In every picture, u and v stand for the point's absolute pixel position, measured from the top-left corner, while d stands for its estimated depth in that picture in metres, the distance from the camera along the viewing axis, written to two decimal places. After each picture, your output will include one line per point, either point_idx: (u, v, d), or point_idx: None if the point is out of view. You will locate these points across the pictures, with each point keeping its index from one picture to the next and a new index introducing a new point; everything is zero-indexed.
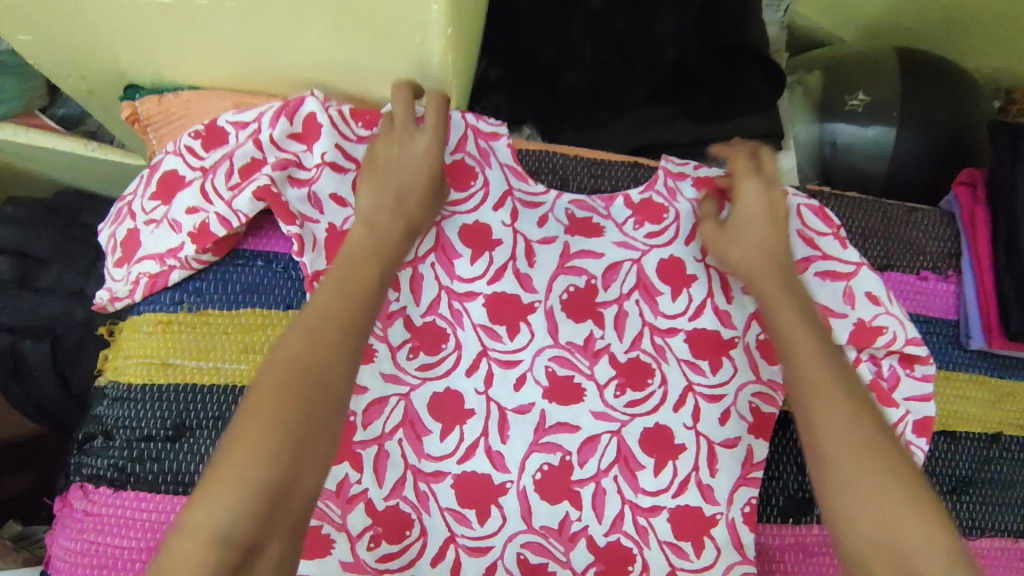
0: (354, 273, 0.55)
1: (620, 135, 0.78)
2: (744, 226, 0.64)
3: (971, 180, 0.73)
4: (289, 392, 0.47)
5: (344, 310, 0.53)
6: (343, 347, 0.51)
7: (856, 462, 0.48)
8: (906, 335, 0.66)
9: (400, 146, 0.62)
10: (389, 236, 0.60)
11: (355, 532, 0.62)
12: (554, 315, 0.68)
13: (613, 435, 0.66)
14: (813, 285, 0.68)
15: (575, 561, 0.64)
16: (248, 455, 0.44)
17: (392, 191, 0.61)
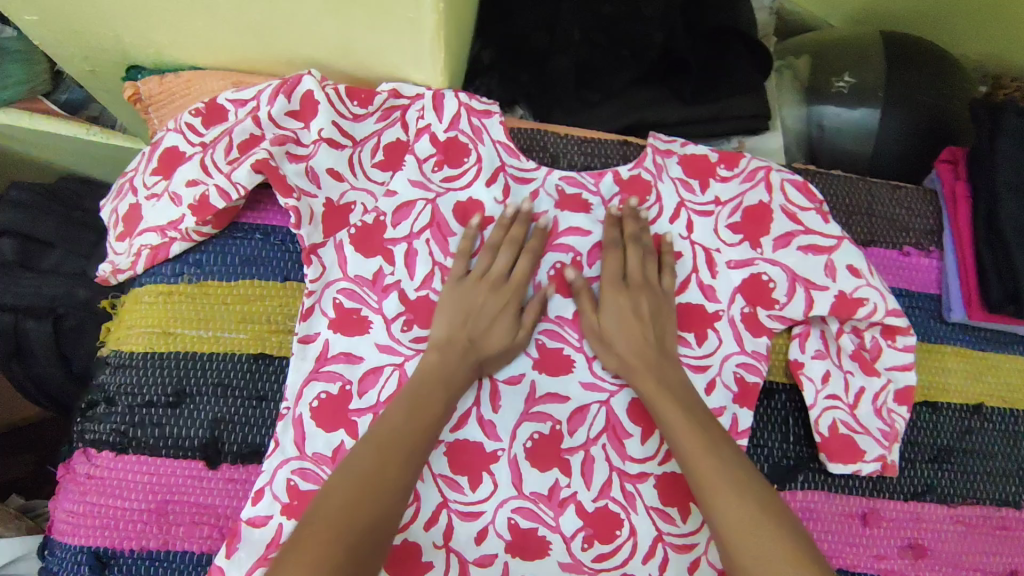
0: (422, 402, 0.60)
1: (609, 117, 0.79)
2: (614, 324, 0.67)
3: (953, 158, 0.75)
4: (357, 500, 0.52)
5: (410, 436, 0.58)
6: (402, 466, 0.56)
7: (743, 537, 0.53)
8: (886, 307, 0.68)
9: (489, 292, 0.67)
10: (458, 371, 0.63)
11: None
12: (544, 289, 0.70)
13: (602, 405, 0.68)
14: (795, 259, 0.70)
15: (564, 526, 0.64)
16: (321, 546, 0.48)
17: (467, 329, 0.65)
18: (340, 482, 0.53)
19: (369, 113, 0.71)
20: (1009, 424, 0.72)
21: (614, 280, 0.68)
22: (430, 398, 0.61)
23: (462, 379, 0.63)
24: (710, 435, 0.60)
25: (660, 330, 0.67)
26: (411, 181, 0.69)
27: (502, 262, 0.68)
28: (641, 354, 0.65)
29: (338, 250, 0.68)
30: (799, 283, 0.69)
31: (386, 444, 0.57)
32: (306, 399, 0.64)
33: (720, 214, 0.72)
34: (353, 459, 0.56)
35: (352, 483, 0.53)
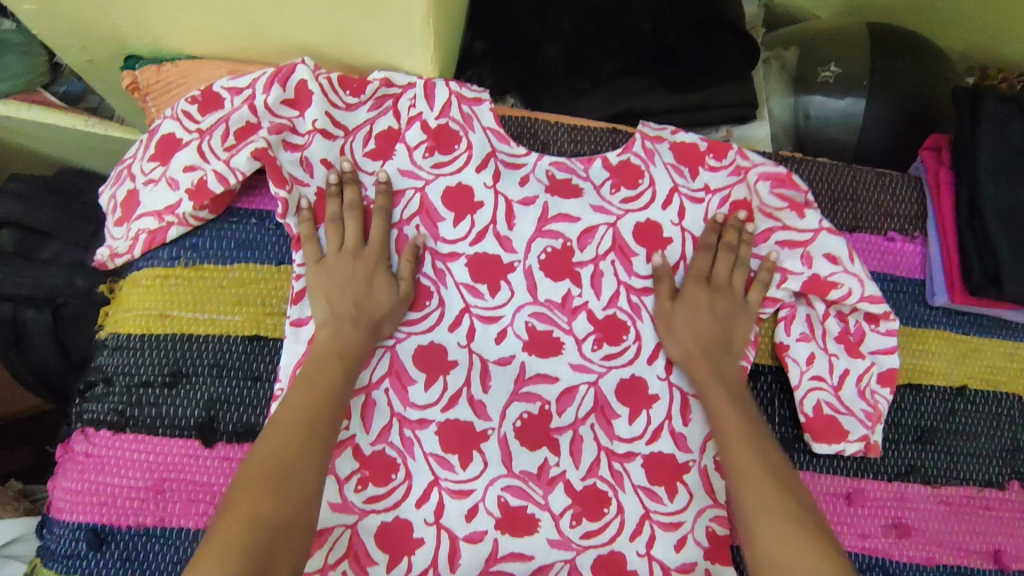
0: (318, 378, 0.60)
1: (599, 105, 0.82)
2: (686, 316, 0.69)
3: (936, 145, 0.77)
4: (266, 481, 0.52)
5: (308, 418, 0.58)
6: (312, 443, 0.56)
7: (772, 525, 0.54)
8: (862, 292, 0.69)
9: (352, 261, 0.67)
10: (347, 339, 0.64)
11: (342, 476, 0.64)
12: (533, 274, 0.71)
13: (590, 386, 0.69)
14: (771, 252, 0.72)
15: (553, 504, 0.66)
16: (229, 544, 0.48)
17: (347, 300, 0.65)
18: (250, 468, 0.53)
19: (361, 102, 0.71)
20: (992, 405, 0.73)
21: (696, 278, 0.70)
22: (324, 374, 0.61)
23: (355, 344, 0.64)
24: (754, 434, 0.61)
25: (732, 334, 0.69)
26: (401, 170, 0.71)
27: (353, 228, 0.67)
28: (702, 348, 0.68)
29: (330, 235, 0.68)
30: (775, 270, 0.71)
31: (291, 424, 0.57)
32: (299, 381, 0.64)
33: (708, 201, 0.73)
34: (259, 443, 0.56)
35: (256, 468, 0.53)
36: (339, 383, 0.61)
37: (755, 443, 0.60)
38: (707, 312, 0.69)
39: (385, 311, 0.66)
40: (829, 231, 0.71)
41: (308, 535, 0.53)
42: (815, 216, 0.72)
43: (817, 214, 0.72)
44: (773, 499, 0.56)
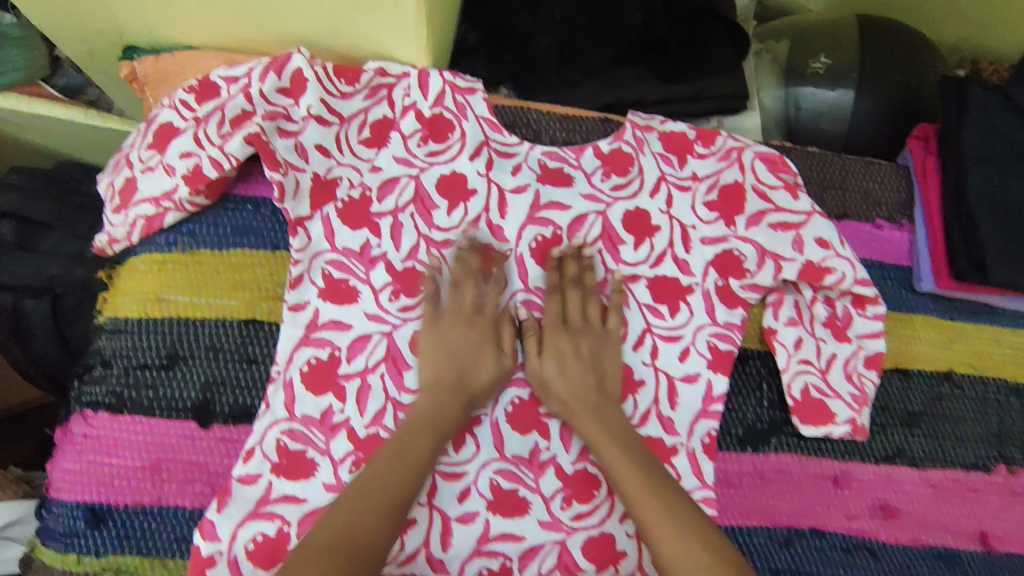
0: (411, 441, 0.62)
1: (589, 96, 0.82)
2: (550, 371, 0.67)
3: (925, 135, 0.78)
4: (336, 553, 0.53)
5: (393, 481, 0.59)
6: (388, 514, 0.58)
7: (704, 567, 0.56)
8: (855, 276, 0.70)
9: (465, 326, 0.67)
10: (449, 410, 0.64)
11: (337, 457, 0.65)
12: (524, 262, 0.72)
13: None
14: (766, 237, 0.72)
15: (544, 488, 0.66)
16: None
17: (453, 367, 0.66)
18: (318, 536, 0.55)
19: (356, 91, 0.72)
20: (978, 390, 0.74)
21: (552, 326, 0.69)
22: (414, 443, 0.62)
23: (452, 418, 0.64)
24: (659, 475, 0.62)
25: (603, 375, 0.68)
26: (396, 158, 0.72)
27: (470, 295, 0.68)
28: (580, 401, 0.66)
29: (325, 222, 0.70)
30: (769, 257, 0.71)
31: (367, 490, 0.58)
32: (297, 364, 0.66)
33: (697, 189, 0.74)
34: (332, 511, 0.57)
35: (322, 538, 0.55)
36: (426, 455, 0.62)
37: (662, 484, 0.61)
38: (571, 363, 0.67)
39: (484, 386, 0.66)
40: (820, 217, 0.72)
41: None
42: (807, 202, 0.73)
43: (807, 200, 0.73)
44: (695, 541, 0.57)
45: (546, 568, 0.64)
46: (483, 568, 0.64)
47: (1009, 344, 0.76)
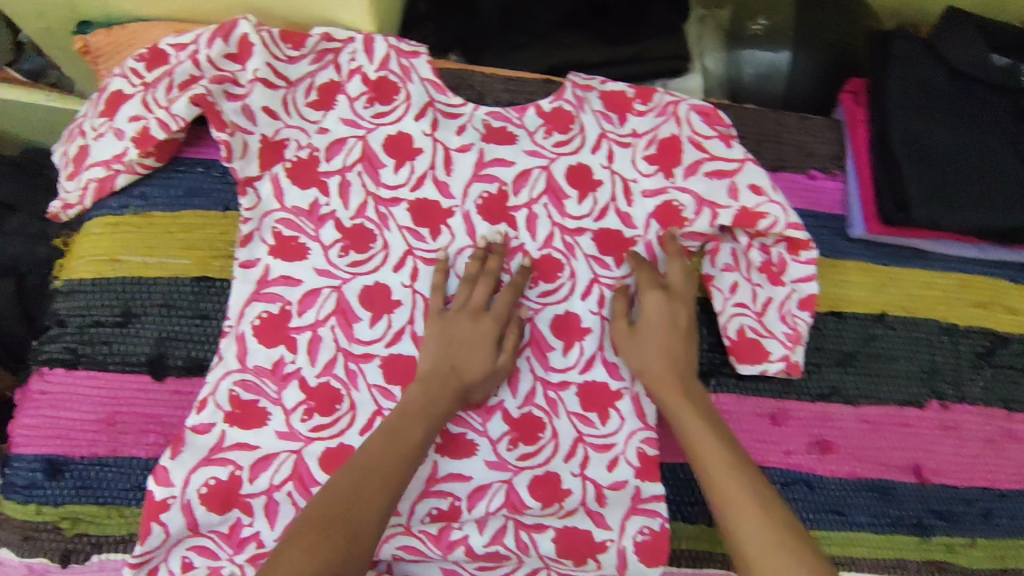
0: (407, 432, 0.60)
1: (535, 58, 0.85)
2: (649, 332, 0.69)
3: (855, 89, 0.81)
4: (332, 522, 0.52)
5: (389, 465, 0.57)
6: (386, 491, 0.56)
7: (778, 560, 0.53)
8: (787, 220, 0.71)
9: (467, 320, 0.68)
10: (440, 400, 0.63)
11: (289, 407, 0.67)
12: (471, 218, 0.73)
13: (527, 320, 0.72)
14: (702, 186, 0.74)
15: (491, 430, 0.68)
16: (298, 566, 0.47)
17: (449, 361, 0.66)
18: (318, 512, 0.52)
19: (302, 56, 0.74)
20: (911, 330, 0.77)
21: (651, 298, 0.70)
22: (410, 431, 0.60)
23: (445, 406, 0.63)
24: (738, 463, 0.60)
25: (687, 354, 0.69)
26: (343, 120, 0.74)
27: (482, 293, 0.69)
28: (667, 373, 0.67)
29: (274, 182, 0.72)
30: (706, 206, 0.73)
31: (371, 469, 0.57)
32: (248, 318, 0.68)
33: (637, 145, 0.77)
34: (332, 489, 0.55)
35: (320, 507, 0.53)
36: (417, 445, 0.60)
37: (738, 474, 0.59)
38: (666, 328, 0.69)
39: (478, 380, 0.66)
40: (753, 163, 0.74)
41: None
42: (740, 149, 0.75)
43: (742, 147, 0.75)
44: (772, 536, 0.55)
45: (493, 507, 0.66)
46: (432, 509, 0.65)
47: (940, 287, 0.79)
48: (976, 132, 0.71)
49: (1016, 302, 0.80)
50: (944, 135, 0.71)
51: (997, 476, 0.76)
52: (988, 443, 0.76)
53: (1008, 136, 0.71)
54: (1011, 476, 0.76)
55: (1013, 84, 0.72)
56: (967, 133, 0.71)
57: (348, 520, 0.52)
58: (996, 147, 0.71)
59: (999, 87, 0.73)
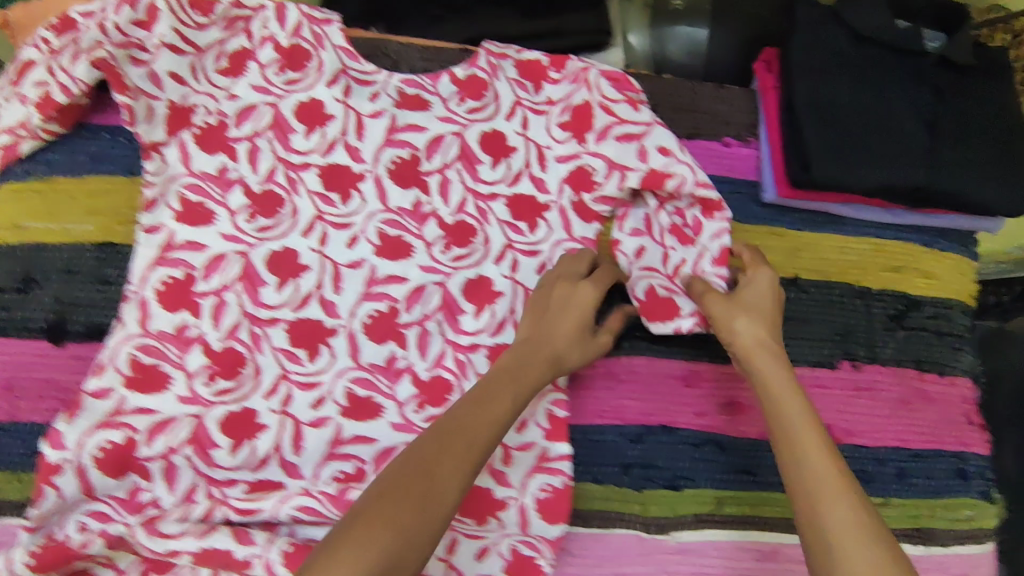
0: (500, 393, 0.59)
1: (453, 30, 0.85)
2: (752, 301, 0.68)
3: (767, 58, 0.80)
4: (410, 489, 0.50)
5: (478, 426, 0.55)
6: (472, 458, 0.54)
7: (850, 552, 0.51)
8: (694, 179, 0.72)
9: (568, 291, 0.69)
10: (538, 362, 0.63)
11: (192, 370, 0.66)
12: (383, 183, 0.73)
13: (437, 285, 0.71)
14: (613, 149, 0.74)
15: (399, 394, 0.68)
16: (376, 531, 0.47)
17: (548, 328, 0.66)
18: (401, 470, 0.51)
19: (212, 23, 0.73)
20: (822, 294, 0.78)
21: (766, 277, 0.70)
22: (499, 398, 0.58)
23: (539, 370, 0.63)
24: (830, 447, 0.58)
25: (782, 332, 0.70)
26: (253, 87, 0.73)
27: (576, 267, 0.71)
28: (767, 346, 0.65)
29: (181, 147, 0.71)
30: (617, 168, 0.74)
31: (455, 434, 0.54)
32: (150, 283, 0.67)
33: (551, 113, 0.77)
34: (415, 445, 0.53)
35: (400, 467, 0.52)
36: (506, 415, 0.58)
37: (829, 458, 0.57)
38: (766, 303, 0.68)
39: (576, 349, 0.66)
40: (660, 125, 0.75)
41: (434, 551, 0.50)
42: (648, 112, 0.76)
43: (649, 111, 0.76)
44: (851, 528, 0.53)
45: None
46: (338, 471, 0.65)
47: (855, 252, 0.79)
48: (879, 94, 0.73)
49: (932, 267, 0.81)
50: (848, 99, 0.72)
51: (909, 436, 0.76)
52: (900, 404, 0.77)
53: (911, 98, 0.73)
54: (925, 437, 0.77)
55: (913, 47, 0.74)
56: (871, 95, 0.73)
57: (428, 487, 0.51)
58: (898, 108, 0.72)
59: (901, 50, 0.74)
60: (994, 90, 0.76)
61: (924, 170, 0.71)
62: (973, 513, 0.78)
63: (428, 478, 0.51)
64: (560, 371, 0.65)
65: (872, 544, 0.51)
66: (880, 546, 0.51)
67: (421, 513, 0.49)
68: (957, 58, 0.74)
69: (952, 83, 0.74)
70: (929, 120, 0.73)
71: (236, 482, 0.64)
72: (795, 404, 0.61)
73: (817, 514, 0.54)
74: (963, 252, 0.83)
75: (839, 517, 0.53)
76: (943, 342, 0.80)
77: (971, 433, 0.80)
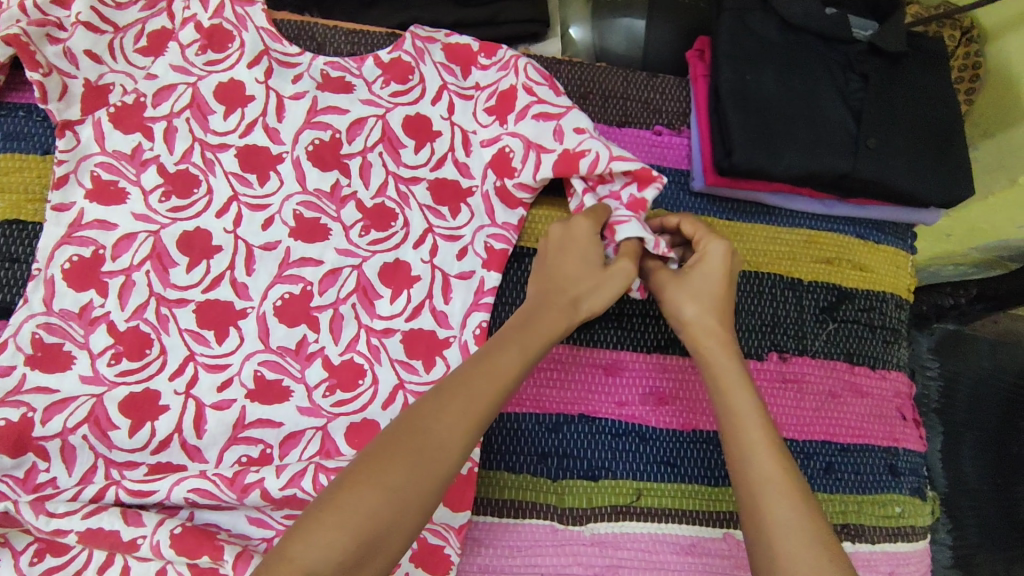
0: (505, 352, 0.55)
1: (385, 15, 0.84)
2: (699, 279, 0.64)
3: (701, 47, 0.79)
4: (405, 450, 0.48)
5: (481, 390, 0.52)
6: (476, 414, 0.51)
7: (784, 540, 0.51)
8: (609, 155, 0.69)
9: (565, 231, 0.65)
10: (546, 316, 0.60)
11: (96, 350, 0.65)
12: (302, 164, 0.72)
13: (354, 268, 0.70)
14: (531, 129, 0.73)
15: (309, 377, 0.67)
16: (362, 501, 0.45)
17: (550, 274, 0.63)
18: (394, 431, 0.49)
19: (132, 2, 0.73)
20: (752, 285, 0.76)
21: (720, 249, 0.64)
22: (505, 355, 0.55)
23: (546, 318, 0.59)
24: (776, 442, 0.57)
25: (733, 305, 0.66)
26: (172, 66, 0.72)
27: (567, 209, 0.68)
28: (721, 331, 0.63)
29: (95, 126, 0.70)
30: (534, 148, 0.72)
31: (458, 393, 0.52)
32: (58, 261, 0.66)
33: (478, 98, 0.76)
34: (416, 408, 0.51)
35: (395, 430, 0.49)
36: (517, 368, 0.55)
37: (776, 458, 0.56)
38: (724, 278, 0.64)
39: (595, 290, 0.62)
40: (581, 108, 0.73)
41: (428, 517, 0.49)
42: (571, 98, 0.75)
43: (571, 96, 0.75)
44: (794, 524, 0.52)
45: (307, 454, 0.65)
46: (242, 456, 0.64)
47: (785, 242, 0.78)
48: (804, 81, 0.72)
49: (865, 259, 0.80)
50: (771, 87, 0.71)
51: (838, 431, 0.75)
52: (829, 397, 0.76)
53: (835, 87, 0.73)
54: (854, 431, 0.76)
55: (841, 34, 0.73)
56: (795, 82, 0.72)
57: (425, 448, 0.48)
58: (822, 97, 0.72)
59: (829, 38, 0.74)
60: (925, 80, 0.75)
61: (849, 158, 0.70)
62: (905, 511, 0.76)
63: (421, 438, 0.49)
64: (579, 312, 0.61)
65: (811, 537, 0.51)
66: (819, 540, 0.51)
67: (414, 475, 0.47)
68: (887, 46, 0.72)
69: (881, 70, 0.74)
70: (854, 108, 0.73)
71: (137, 465, 0.63)
72: (744, 400, 0.59)
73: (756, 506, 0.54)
74: (899, 246, 0.82)
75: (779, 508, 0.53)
76: (875, 335, 0.79)
77: (904, 429, 0.78)
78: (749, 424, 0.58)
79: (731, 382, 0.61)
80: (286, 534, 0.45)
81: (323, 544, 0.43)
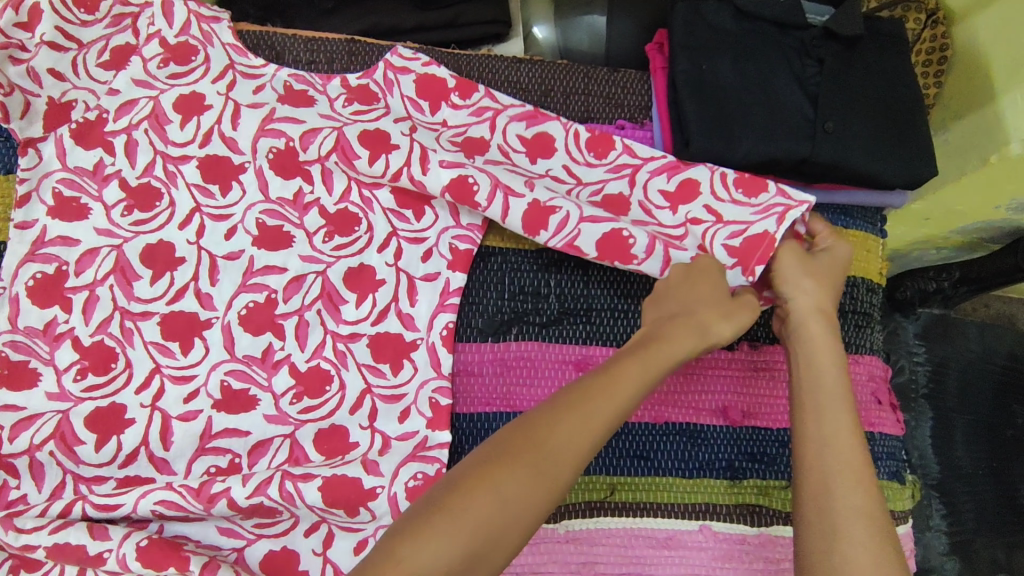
0: (627, 372, 0.52)
1: (345, 21, 0.85)
2: (828, 266, 0.64)
3: (659, 40, 0.79)
4: (523, 454, 0.47)
5: (605, 410, 0.50)
6: (596, 432, 0.49)
7: (850, 527, 0.50)
8: (579, 214, 0.70)
9: (688, 277, 0.63)
10: (678, 342, 0.56)
11: (61, 366, 0.65)
12: (263, 173, 0.72)
13: (318, 275, 0.70)
14: (501, 173, 0.72)
15: (276, 385, 0.67)
16: (474, 507, 0.45)
17: (676, 309, 0.60)
18: (507, 435, 0.49)
19: (98, 20, 0.72)
20: None
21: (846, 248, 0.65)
22: (626, 372, 0.52)
23: (678, 342, 0.56)
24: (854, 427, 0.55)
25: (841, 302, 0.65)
26: (134, 81, 0.73)
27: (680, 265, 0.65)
28: (831, 312, 0.61)
29: (57, 143, 0.70)
30: (500, 188, 0.70)
31: (581, 406, 0.49)
32: (22, 279, 0.67)
33: (443, 136, 0.74)
34: (530, 414, 0.50)
35: (510, 435, 0.49)
36: (641, 385, 0.52)
37: (854, 446, 0.54)
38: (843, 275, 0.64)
39: (721, 319, 0.59)
40: (551, 176, 0.73)
41: (534, 530, 0.47)
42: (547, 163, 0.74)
43: (547, 162, 0.73)
44: (861, 513, 0.51)
45: (276, 463, 0.65)
46: (210, 466, 0.64)
47: None
48: (760, 70, 0.72)
49: None
50: (727, 77, 0.72)
51: None
52: None
53: (792, 73, 0.73)
54: None
55: (795, 20, 0.73)
56: (752, 72, 0.72)
57: (543, 458, 0.47)
58: (780, 85, 0.72)
59: (785, 25, 0.73)
60: (885, 62, 0.75)
61: (808, 142, 0.70)
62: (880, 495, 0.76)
63: (539, 449, 0.47)
64: (710, 340, 0.58)
65: (878, 528, 0.50)
66: (882, 533, 0.50)
67: (527, 486, 0.46)
68: (845, 31, 0.72)
69: (838, 55, 0.73)
70: (812, 92, 0.73)
71: (105, 479, 0.63)
72: (828, 379, 0.58)
73: (828, 489, 0.52)
74: (868, 230, 0.81)
75: (846, 493, 0.52)
76: (846, 320, 0.78)
77: (879, 413, 0.78)
78: (828, 404, 0.56)
79: (825, 361, 0.59)
80: (393, 534, 0.45)
81: (432, 551, 0.43)
